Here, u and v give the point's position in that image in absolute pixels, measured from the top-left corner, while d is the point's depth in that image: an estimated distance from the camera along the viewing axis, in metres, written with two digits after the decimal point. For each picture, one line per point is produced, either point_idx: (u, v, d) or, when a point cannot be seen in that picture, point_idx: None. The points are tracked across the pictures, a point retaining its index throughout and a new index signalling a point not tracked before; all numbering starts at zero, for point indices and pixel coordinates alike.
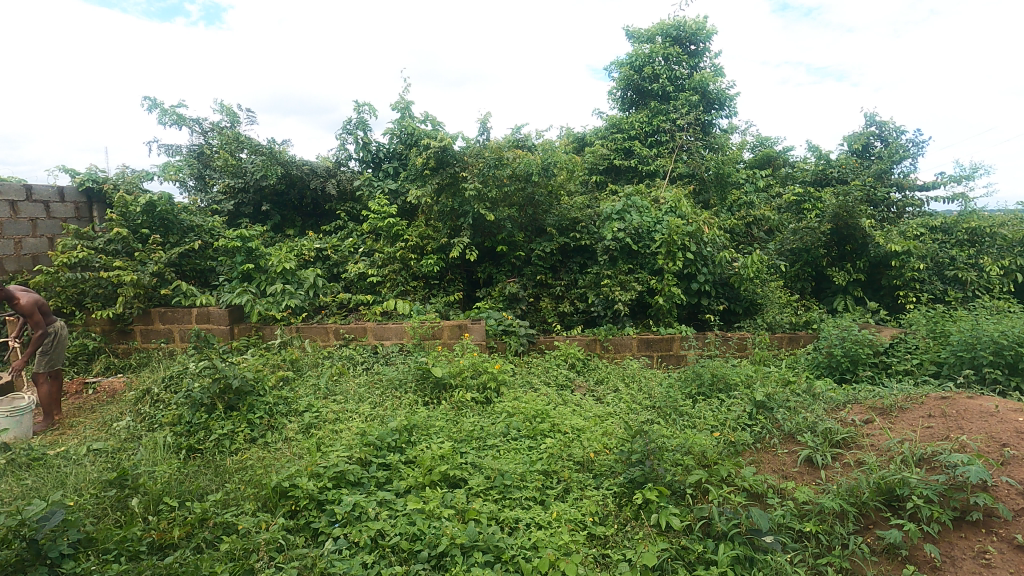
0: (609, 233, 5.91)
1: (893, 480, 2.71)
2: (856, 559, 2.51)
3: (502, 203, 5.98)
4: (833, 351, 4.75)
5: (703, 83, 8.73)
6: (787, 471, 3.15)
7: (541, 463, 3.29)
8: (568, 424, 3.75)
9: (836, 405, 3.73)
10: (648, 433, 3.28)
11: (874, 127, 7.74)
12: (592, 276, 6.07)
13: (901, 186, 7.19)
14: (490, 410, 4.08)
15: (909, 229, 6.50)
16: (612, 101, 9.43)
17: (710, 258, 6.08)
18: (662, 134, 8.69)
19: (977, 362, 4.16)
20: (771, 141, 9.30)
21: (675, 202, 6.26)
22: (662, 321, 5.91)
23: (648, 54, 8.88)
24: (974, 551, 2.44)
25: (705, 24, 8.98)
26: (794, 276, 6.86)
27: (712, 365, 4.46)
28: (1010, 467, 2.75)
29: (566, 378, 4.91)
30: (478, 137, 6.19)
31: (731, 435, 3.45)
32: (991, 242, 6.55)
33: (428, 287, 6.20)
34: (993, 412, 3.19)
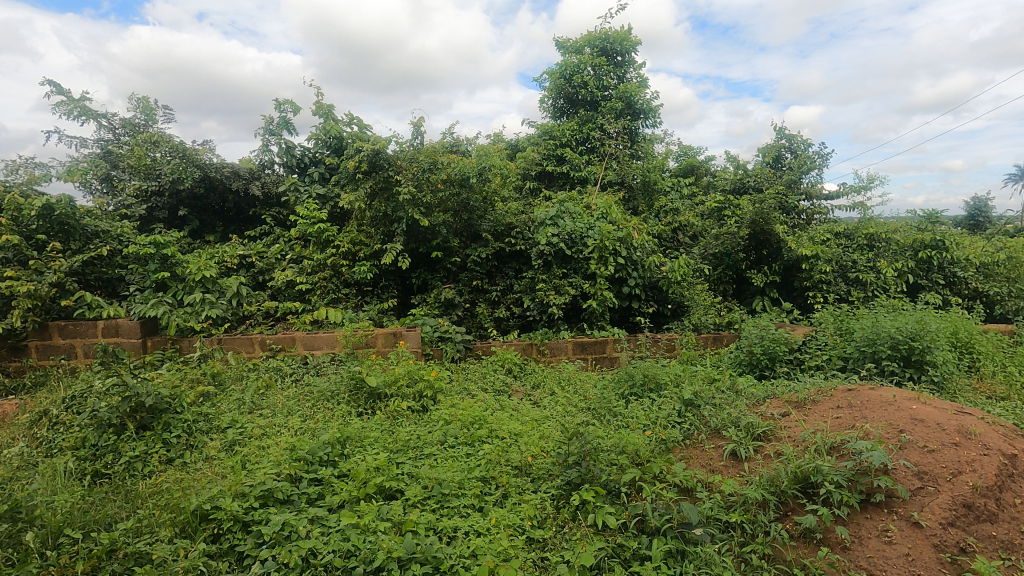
0: (544, 238, 6.02)
1: (808, 468, 2.89)
2: (777, 545, 2.67)
3: (436, 208, 5.91)
4: (753, 349, 5.06)
5: (629, 93, 9.04)
6: (714, 465, 3.30)
7: (479, 470, 3.26)
8: (506, 429, 3.76)
9: (757, 400, 3.97)
10: (584, 434, 3.33)
11: (784, 141, 8.34)
12: (527, 281, 6.14)
13: (809, 195, 7.73)
14: (426, 418, 4.02)
15: (816, 234, 7.04)
16: (544, 109, 9.73)
17: (640, 262, 6.29)
18: (592, 141, 8.97)
19: (877, 355, 4.56)
20: (694, 151, 9.81)
21: (606, 208, 6.47)
22: (595, 324, 6.05)
23: (577, 64, 9.18)
24: (878, 530, 2.66)
25: (632, 36, 9.29)
26: (717, 278, 7.26)
27: (644, 366, 4.62)
28: (907, 450, 3.01)
29: (503, 383, 4.92)
30: (413, 138, 6.20)
31: (662, 433, 3.58)
32: (887, 246, 7.22)
33: (361, 295, 6.03)
34: (891, 401, 3.49)
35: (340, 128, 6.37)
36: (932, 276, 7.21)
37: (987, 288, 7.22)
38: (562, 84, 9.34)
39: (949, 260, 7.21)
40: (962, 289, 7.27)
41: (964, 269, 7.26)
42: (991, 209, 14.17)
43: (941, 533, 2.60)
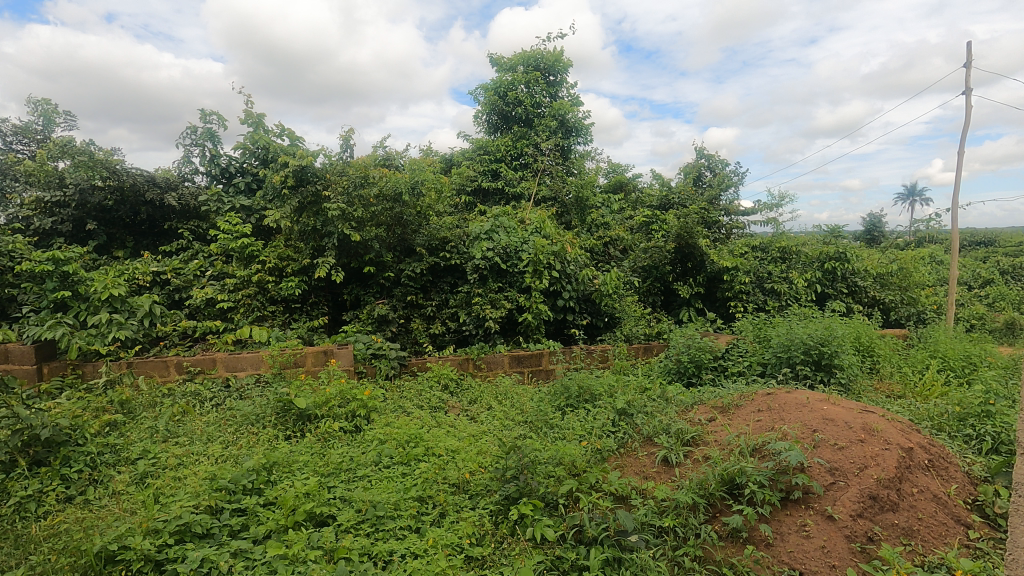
0: (479, 252, 6.04)
1: (733, 470, 3.03)
2: (707, 546, 2.77)
3: (368, 222, 5.77)
4: (681, 358, 5.29)
5: (561, 111, 9.28)
6: (647, 471, 3.39)
7: (415, 489, 3.19)
8: (442, 446, 3.70)
9: (685, 407, 4.14)
10: (521, 447, 3.33)
11: (704, 160, 8.86)
12: (463, 295, 6.11)
13: (727, 211, 8.20)
14: (359, 438, 3.89)
15: (735, 248, 7.48)
16: (478, 124, 9.82)
17: (574, 276, 6.43)
18: (526, 157, 9.12)
19: (792, 360, 4.89)
20: (622, 168, 10.19)
21: (540, 223, 6.59)
22: (531, 337, 6.10)
23: (509, 81, 9.35)
24: (797, 526, 2.82)
25: (562, 57, 9.57)
26: (646, 290, 7.53)
27: (579, 377, 4.71)
28: (820, 449, 3.22)
29: (439, 399, 4.84)
30: (343, 152, 6.06)
31: (597, 443, 3.65)
32: (797, 259, 7.79)
33: (289, 312, 5.78)
34: (805, 403, 3.73)
35: (270, 138, 6.06)
36: (837, 286, 7.84)
37: (883, 296, 7.93)
38: (496, 101, 9.48)
39: (851, 270, 7.87)
40: (862, 297, 7.94)
41: (864, 279, 7.94)
42: (883, 224, 15.68)
43: (852, 525, 2.80)
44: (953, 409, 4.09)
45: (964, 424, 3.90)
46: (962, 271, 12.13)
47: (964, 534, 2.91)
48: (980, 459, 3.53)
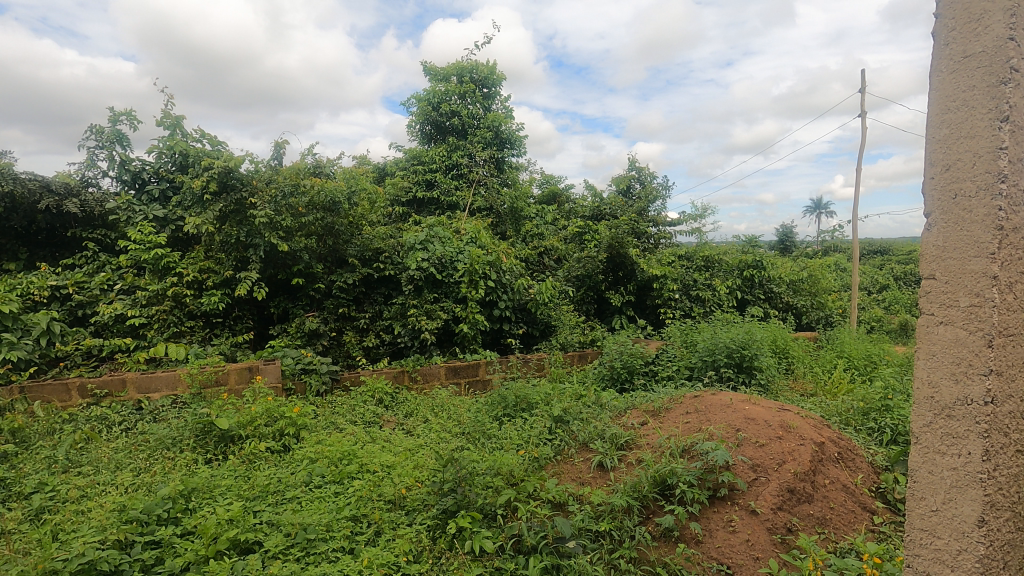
0: (414, 263, 5.96)
1: (664, 472, 3.14)
2: (641, 547, 2.85)
3: (298, 232, 5.60)
4: (614, 364, 5.44)
5: (495, 123, 9.38)
6: (583, 477, 3.45)
7: (349, 509, 3.07)
8: (377, 461, 3.59)
9: (619, 412, 4.25)
10: (459, 460, 3.29)
11: (633, 172, 9.23)
12: (397, 307, 6.00)
13: (656, 222, 8.56)
14: (288, 458, 3.71)
15: (663, 257, 7.81)
16: (412, 134, 9.74)
17: (509, 285, 6.48)
18: (461, 168, 9.13)
19: (716, 363, 5.15)
20: (556, 180, 10.41)
21: (475, 233, 6.60)
22: (467, 347, 6.07)
23: (443, 92, 9.35)
24: (724, 522, 2.95)
25: (496, 70, 9.68)
26: (580, 299, 7.69)
27: (516, 387, 4.73)
28: (743, 447, 3.39)
29: (374, 414, 4.71)
30: (272, 159, 5.82)
31: (535, 451, 3.68)
32: (720, 267, 8.24)
33: (209, 327, 5.45)
34: (729, 404, 3.93)
35: (189, 143, 5.68)
36: (755, 292, 8.35)
37: (796, 301, 8.52)
38: (429, 111, 9.43)
39: (767, 278, 8.41)
40: (778, 302, 8.50)
41: (779, 286, 8.50)
42: (794, 235, 16.91)
43: (772, 517, 2.97)
44: (858, 404, 4.45)
45: (868, 418, 4.24)
46: (863, 277, 13.27)
47: (870, 519, 3.15)
48: (881, 449, 3.85)
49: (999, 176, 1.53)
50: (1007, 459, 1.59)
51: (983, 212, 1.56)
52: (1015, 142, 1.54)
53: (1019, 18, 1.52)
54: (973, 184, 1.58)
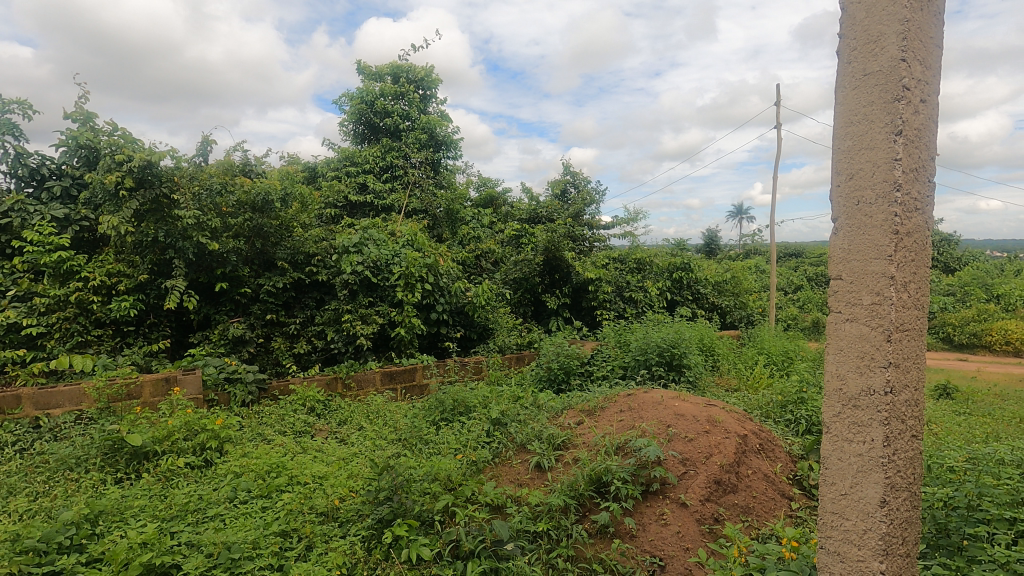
0: (348, 266, 5.81)
1: (600, 469, 3.21)
2: (578, 545, 2.89)
3: (224, 232, 5.29)
4: (551, 365, 5.51)
5: (431, 125, 9.28)
6: (521, 479, 3.47)
7: (278, 524, 2.93)
8: (308, 472, 3.45)
9: (556, 413, 4.32)
10: (395, 467, 3.21)
11: (569, 177, 9.42)
12: (330, 312, 5.80)
13: (591, 225, 8.77)
14: (211, 473, 3.49)
15: (597, 260, 8.01)
16: (344, 134, 9.48)
17: (447, 288, 6.44)
18: (396, 169, 8.98)
19: (648, 362, 5.34)
20: (493, 183, 10.44)
21: (412, 236, 6.52)
22: (404, 352, 5.97)
23: (378, 91, 9.16)
24: (656, 515, 3.06)
25: (432, 71, 9.59)
26: (517, 301, 7.74)
27: (454, 391, 4.70)
28: (674, 442, 3.53)
29: (305, 423, 4.53)
30: (198, 154, 5.48)
31: (473, 455, 3.66)
32: (651, 269, 8.55)
33: (120, 336, 5.04)
34: (660, 401, 4.08)
35: (100, 136, 5.20)
36: (683, 293, 8.73)
37: (721, 302, 8.99)
38: (363, 110, 9.21)
39: (694, 279, 8.82)
40: (704, 302, 8.93)
41: (705, 287, 8.93)
42: (718, 239, 17.84)
43: (701, 508, 3.10)
44: (776, 398, 4.74)
45: (785, 410, 4.53)
46: (780, 279, 14.19)
47: (788, 505, 3.36)
48: (797, 439, 4.12)
49: (894, 186, 1.68)
50: (905, 444, 1.74)
51: (881, 218, 1.70)
52: (908, 154, 1.69)
53: (910, 41, 1.67)
54: (873, 192, 1.72)
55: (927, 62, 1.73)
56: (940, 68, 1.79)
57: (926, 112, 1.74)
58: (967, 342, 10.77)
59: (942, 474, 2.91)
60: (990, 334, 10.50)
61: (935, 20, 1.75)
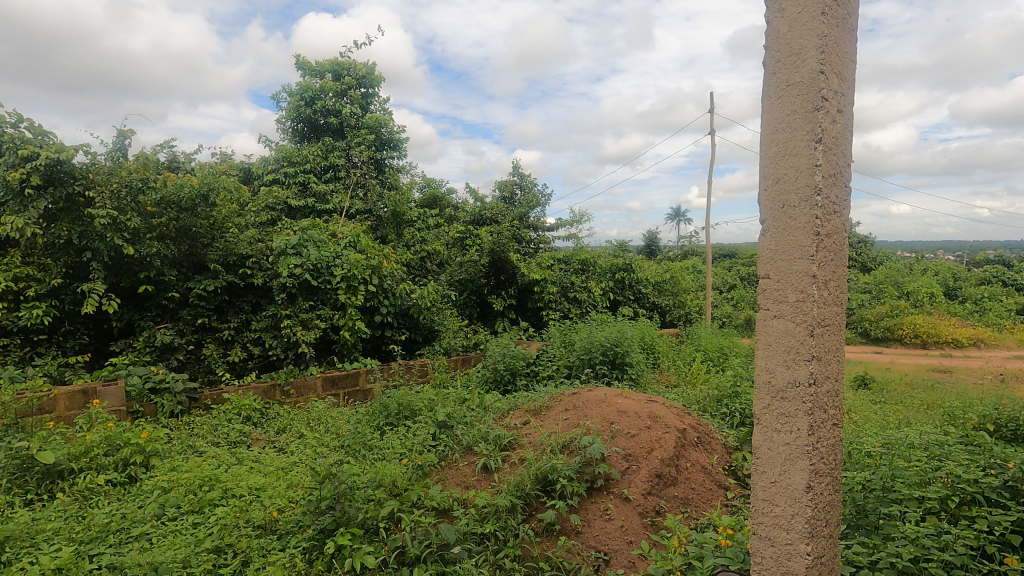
0: (285, 269, 5.60)
1: (546, 468, 3.24)
2: (525, 544, 2.91)
3: (146, 233, 4.96)
4: (497, 366, 5.52)
5: (373, 124, 9.09)
6: (468, 481, 3.45)
7: (211, 540, 2.78)
8: (244, 484, 3.30)
9: (502, 413, 4.33)
10: (337, 474, 3.11)
11: (516, 178, 9.49)
12: (267, 316, 5.58)
13: (536, 227, 8.86)
14: (135, 490, 3.27)
15: (542, 261, 8.09)
16: (282, 131, 9.15)
17: (391, 290, 6.33)
18: (337, 169, 8.75)
19: (592, 361, 5.44)
20: (438, 183, 10.34)
21: (354, 237, 6.36)
22: (346, 356, 5.82)
23: (318, 87, 8.88)
24: (601, 511, 3.12)
25: (374, 69, 9.39)
26: (463, 303, 7.71)
27: (398, 395, 4.62)
28: (617, 438, 3.61)
29: (240, 433, 4.32)
30: (116, 150, 5.13)
31: (418, 459, 3.61)
32: (594, 270, 8.73)
33: (30, 345, 4.64)
34: (603, 398, 4.17)
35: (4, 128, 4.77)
36: (625, 293, 8.97)
37: (661, 301, 9.30)
38: (302, 107, 8.91)
39: (636, 279, 9.08)
40: (645, 302, 9.21)
41: (646, 287, 9.22)
42: (658, 240, 18.46)
43: (643, 502, 3.19)
44: (713, 392, 4.95)
45: (721, 404, 4.73)
46: (715, 278, 14.85)
47: (724, 495, 3.51)
48: (732, 431, 4.31)
49: (815, 190, 1.79)
50: (827, 432, 1.85)
51: (804, 220, 1.81)
52: (827, 160, 1.80)
53: (827, 55, 1.78)
54: (797, 196, 1.82)
55: (843, 75, 1.86)
56: (854, 81, 1.92)
57: (842, 121, 1.87)
58: (882, 336, 11.64)
59: (860, 459, 3.13)
60: (901, 328, 11.38)
61: (850, 36, 1.88)
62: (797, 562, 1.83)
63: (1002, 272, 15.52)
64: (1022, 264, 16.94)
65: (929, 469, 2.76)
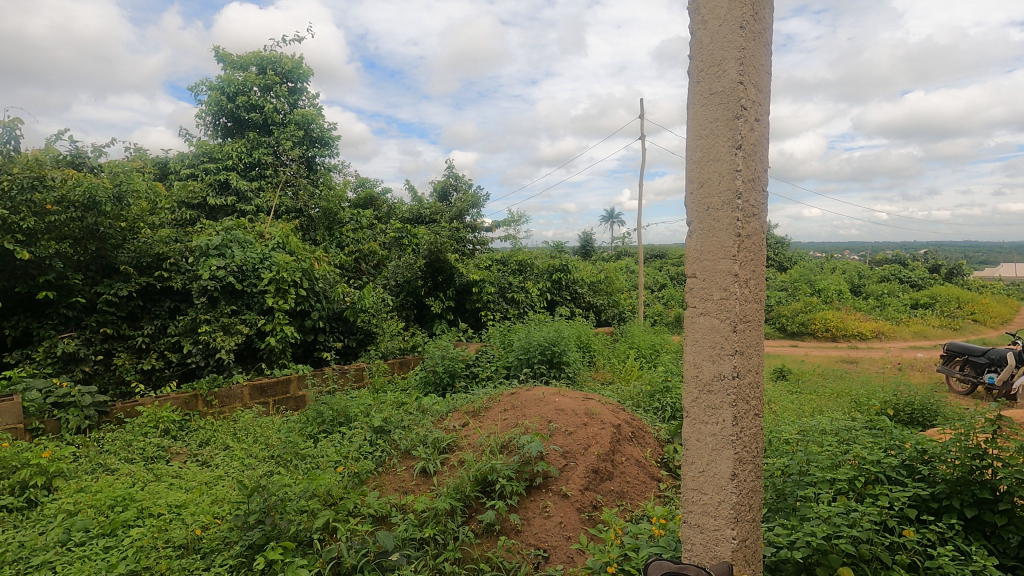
0: (207, 271, 5.32)
1: (485, 469, 3.24)
2: (465, 547, 2.89)
3: (45, 234, 4.52)
4: (435, 369, 5.46)
5: (303, 120, 8.75)
6: (406, 486, 3.40)
7: (125, 563, 2.59)
8: (163, 502, 3.09)
9: (441, 416, 4.29)
10: (267, 486, 2.97)
11: (452, 178, 9.48)
12: (187, 321, 5.26)
13: (473, 227, 8.86)
14: (36, 516, 2.99)
15: (480, 261, 8.09)
16: (203, 126, 8.65)
17: (323, 294, 6.16)
18: (264, 167, 8.36)
19: (531, 360, 5.51)
20: (372, 183, 10.09)
21: (282, 238, 6.13)
22: (276, 363, 5.57)
23: (241, 81, 8.45)
24: (540, 509, 3.16)
25: (303, 64, 9.04)
26: (399, 305, 7.56)
27: (332, 401, 4.48)
28: (555, 436, 3.66)
29: (157, 447, 4.04)
30: (3, 142, 4.66)
31: (355, 466, 3.52)
32: (531, 270, 8.83)
33: None
34: (541, 397, 4.22)
35: None
36: (562, 293, 9.14)
37: (596, 301, 9.54)
38: (224, 102, 8.46)
39: (572, 280, 9.27)
40: (581, 301, 9.42)
41: (582, 287, 9.43)
42: (592, 241, 18.94)
43: (581, 497, 3.26)
44: (645, 388, 5.14)
45: (653, 399, 4.92)
46: (647, 278, 15.39)
47: (657, 486, 3.63)
48: (664, 425, 4.49)
49: (737, 194, 1.89)
50: (749, 422, 1.96)
51: (727, 222, 1.91)
52: (746, 165, 1.91)
53: (745, 66, 1.90)
54: (720, 199, 1.92)
55: (760, 86, 1.98)
56: (770, 92, 2.04)
57: (760, 129, 1.99)
58: (797, 330, 12.48)
59: (779, 446, 3.35)
60: (814, 322, 12.27)
61: (765, 49, 2.00)
62: (724, 546, 1.93)
63: (898, 270, 17.04)
64: (915, 263, 18.69)
65: (839, 452, 2.99)
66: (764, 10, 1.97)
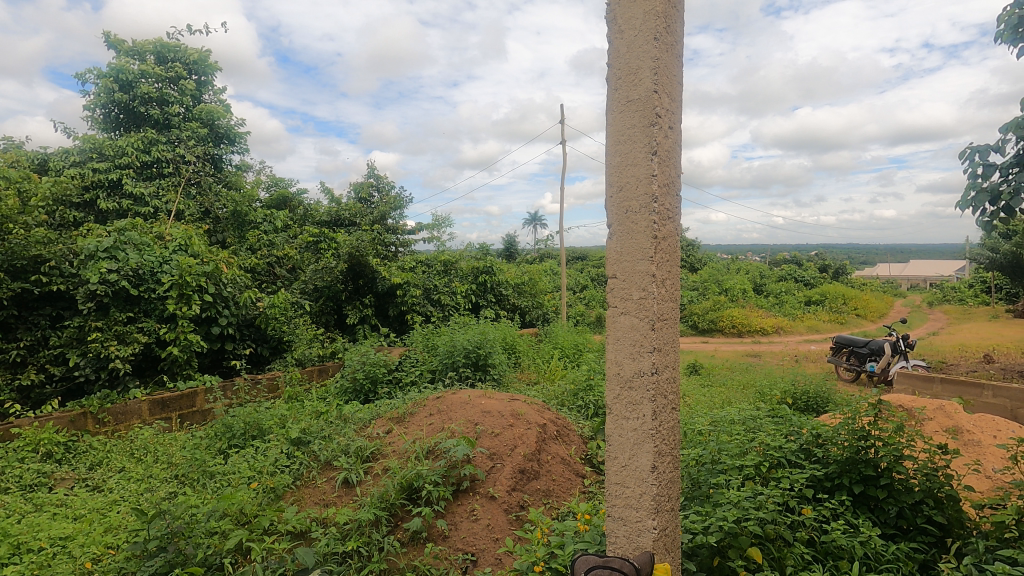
0: (96, 275, 4.81)
1: (411, 476, 3.17)
2: (391, 557, 2.81)
3: None
4: (356, 375, 5.29)
5: (208, 116, 8.19)
6: (327, 498, 3.25)
7: None
8: (45, 535, 2.78)
9: (363, 424, 4.16)
10: (171, 508, 2.74)
11: (373, 180, 9.25)
12: (72, 331, 4.75)
13: (396, 230, 8.69)
14: None
15: (403, 264, 7.95)
16: (90, 117, 7.85)
17: (232, 299, 5.82)
18: (163, 164, 7.73)
19: (455, 364, 5.47)
20: (286, 183, 9.60)
21: (185, 239, 5.70)
22: (179, 374, 5.16)
23: (137, 71, 7.76)
24: (468, 513, 3.14)
25: (209, 56, 8.44)
26: (318, 310, 7.25)
27: (245, 413, 4.21)
28: (482, 438, 3.67)
29: (37, 473, 3.61)
30: None
31: (270, 481, 3.32)
32: (455, 272, 8.79)
33: None
34: (468, 400, 4.20)
35: None
36: (486, 296, 9.16)
37: (520, 302, 9.64)
38: (115, 92, 7.73)
39: (496, 282, 9.33)
40: (506, 303, 9.49)
41: (506, 289, 9.50)
42: (516, 244, 19.11)
43: (508, 498, 3.27)
44: (569, 387, 5.26)
45: (577, 398, 5.04)
46: (569, 279, 15.79)
47: (581, 482, 3.72)
48: (587, 422, 4.61)
49: (653, 198, 1.97)
50: (667, 415, 2.05)
51: (644, 224, 1.99)
52: (662, 171, 2.00)
53: (660, 76, 1.98)
54: (637, 203, 2.00)
55: (673, 95, 2.07)
56: (681, 101, 2.15)
57: (673, 137, 2.08)
58: (707, 327, 13.28)
59: (693, 437, 3.54)
60: (722, 320, 13.12)
61: (677, 60, 2.10)
62: (645, 536, 2.01)
63: (794, 270, 18.62)
64: (808, 264, 20.50)
65: (746, 441, 3.20)
66: (676, 24, 2.07)
